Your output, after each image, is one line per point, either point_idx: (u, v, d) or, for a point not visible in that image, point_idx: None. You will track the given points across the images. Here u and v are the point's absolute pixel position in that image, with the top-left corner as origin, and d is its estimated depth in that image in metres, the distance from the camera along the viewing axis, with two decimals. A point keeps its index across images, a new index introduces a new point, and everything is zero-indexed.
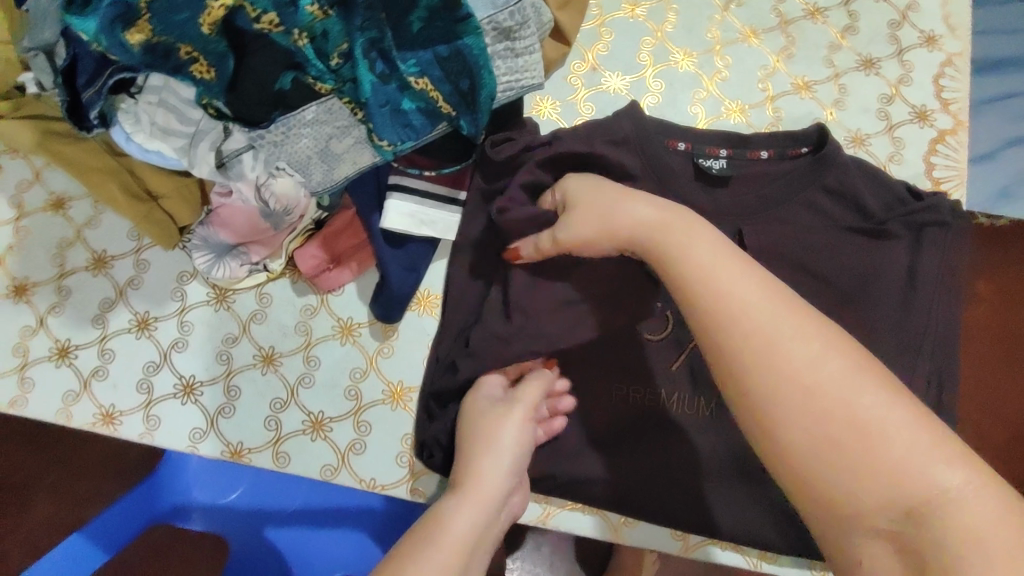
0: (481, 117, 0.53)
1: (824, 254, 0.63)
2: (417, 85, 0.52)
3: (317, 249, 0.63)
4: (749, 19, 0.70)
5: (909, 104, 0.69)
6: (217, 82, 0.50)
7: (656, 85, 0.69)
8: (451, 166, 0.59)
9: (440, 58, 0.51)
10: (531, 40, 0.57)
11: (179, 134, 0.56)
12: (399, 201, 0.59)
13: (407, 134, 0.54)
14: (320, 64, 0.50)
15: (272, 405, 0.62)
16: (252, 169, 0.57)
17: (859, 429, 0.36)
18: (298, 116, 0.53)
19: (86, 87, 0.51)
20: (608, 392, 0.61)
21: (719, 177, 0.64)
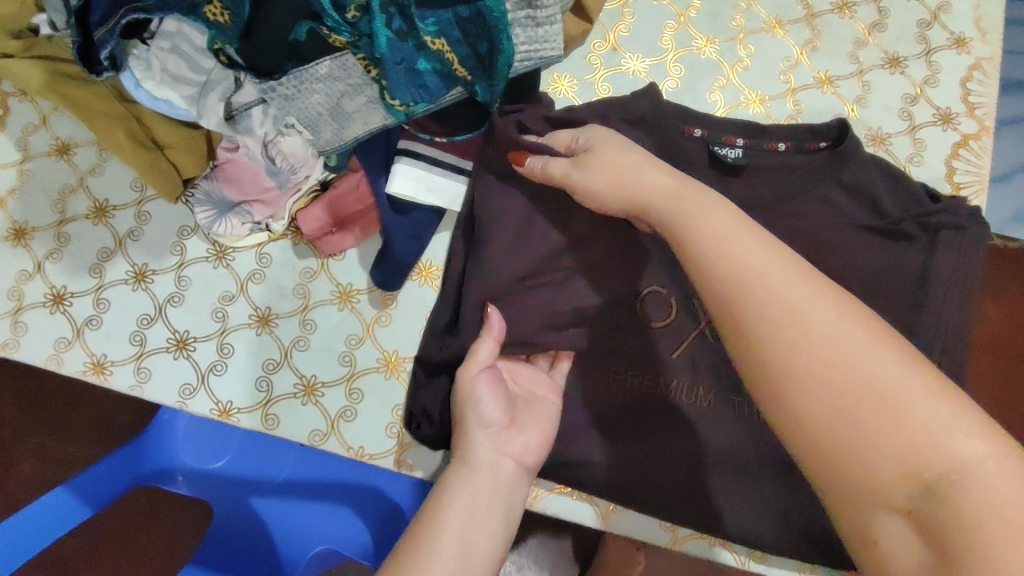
0: (497, 83, 0.53)
1: (834, 253, 0.63)
2: (434, 45, 0.51)
3: (321, 211, 0.61)
4: (775, 10, 0.69)
5: (933, 106, 0.67)
6: (232, 27, 0.49)
7: (676, 69, 0.68)
8: (463, 134, 0.58)
9: (460, 18, 0.50)
10: (553, 9, 0.55)
11: (189, 83, 0.56)
12: (409, 166, 0.58)
13: (421, 95, 0.53)
14: (336, 16, 0.49)
15: (265, 365, 0.61)
16: (261, 124, 0.57)
17: (881, 397, 0.36)
18: (311, 69, 0.53)
19: (98, 26, 0.50)
20: (606, 374, 0.60)
21: (734, 166, 0.64)
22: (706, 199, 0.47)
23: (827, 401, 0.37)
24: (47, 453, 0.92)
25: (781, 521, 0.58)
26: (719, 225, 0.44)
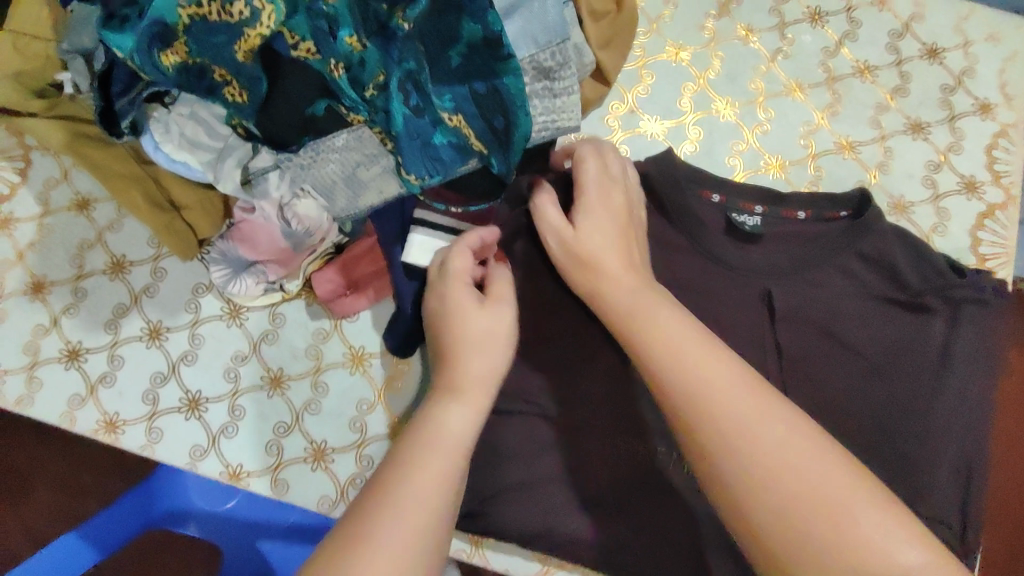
0: (513, 156, 0.52)
1: (851, 323, 0.61)
2: (451, 120, 0.51)
3: (335, 274, 0.62)
4: (795, 73, 0.68)
5: (957, 174, 0.66)
6: (249, 106, 0.49)
7: (694, 132, 0.67)
8: (477, 203, 0.57)
9: (475, 94, 0.51)
10: (571, 81, 0.55)
11: (206, 148, 0.55)
12: (428, 237, 0.57)
13: (437, 168, 0.52)
14: (354, 94, 0.49)
15: (277, 429, 0.61)
16: (277, 188, 0.57)
17: (825, 497, 0.36)
18: (328, 141, 0.53)
19: (119, 96, 0.51)
20: (615, 446, 0.59)
21: (751, 234, 0.63)
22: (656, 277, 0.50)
23: (783, 511, 0.36)
24: (60, 486, 0.92)
25: None
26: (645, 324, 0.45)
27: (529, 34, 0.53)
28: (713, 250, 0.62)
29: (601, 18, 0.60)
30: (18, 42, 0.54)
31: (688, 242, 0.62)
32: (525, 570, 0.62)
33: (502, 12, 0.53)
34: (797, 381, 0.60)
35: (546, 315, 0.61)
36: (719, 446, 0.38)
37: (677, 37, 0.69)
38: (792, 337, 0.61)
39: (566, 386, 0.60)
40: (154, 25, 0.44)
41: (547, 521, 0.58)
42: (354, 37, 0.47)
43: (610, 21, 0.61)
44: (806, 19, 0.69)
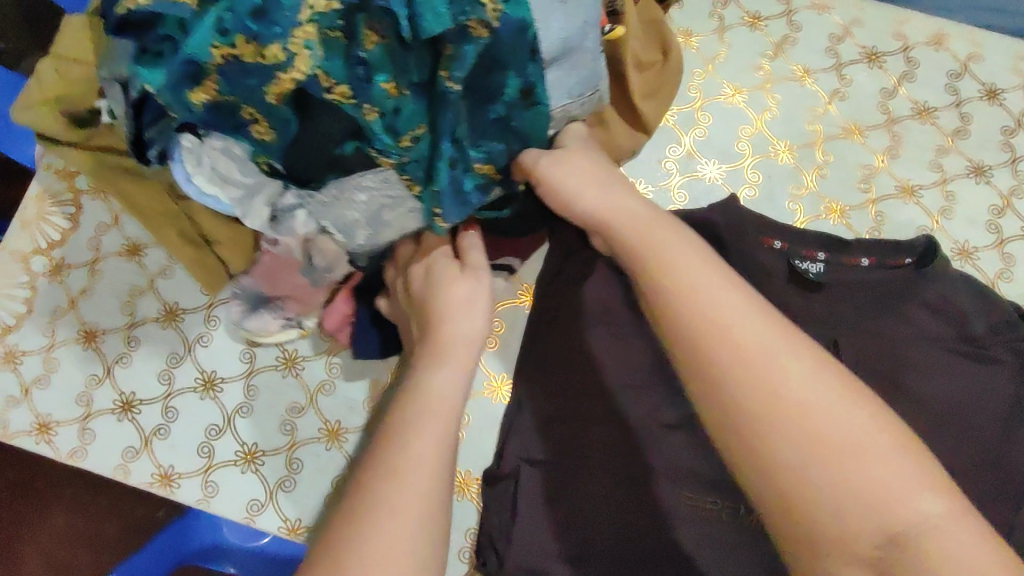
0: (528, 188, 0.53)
1: (921, 374, 0.59)
2: (482, 170, 0.48)
3: (344, 306, 0.60)
4: (852, 114, 0.68)
5: (1020, 218, 0.65)
6: (276, 143, 0.44)
7: (753, 176, 0.66)
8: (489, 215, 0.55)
9: (510, 150, 0.48)
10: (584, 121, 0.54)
11: (236, 183, 0.49)
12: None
13: (462, 214, 0.50)
14: (388, 140, 0.43)
15: (335, 483, 0.60)
16: (302, 225, 0.52)
17: (841, 449, 0.34)
18: (356, 182, 0.47)
19: (150, 126, 0.47)
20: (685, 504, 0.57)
21: (815, 283, 0.61)
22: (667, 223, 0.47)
23: (798, 436, 0.35)
24: (85, 507, 0.91)
25: None
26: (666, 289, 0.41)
27: (564, 86, 0.48)
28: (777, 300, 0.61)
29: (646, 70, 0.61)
30: (61, 67, 0.53)
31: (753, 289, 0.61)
32: None
33: (545, 57, 0.44)
34: None
35: (610, 363, 0.60)
36: (728, 389, 0.36)
37: (733, 79, 0.68)
38: None
39: (629, 439, 0.58)
40: (186, 64, 0.39)
41: None
42: (391, 84, 0.40)
43: (655, 73, 0.61)
44: (863, 59, 0.69)
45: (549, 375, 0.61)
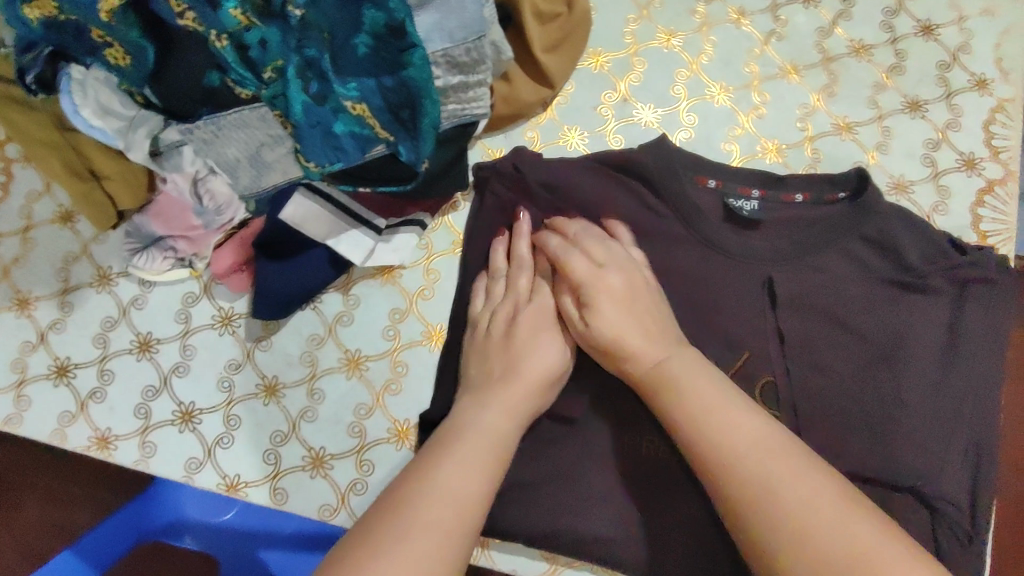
0: (423, 145, 0.51)
1: (858, 306, 0.59)
2: (355, 110, 0.49)
3: (234, 250, 0.60)
4: (789, 54, 0.67)
5: (956, 151, 0.65)
6: (133, 70, 0.47)
7: (689, 119, 0.66)
8: (385, 185, 0.55)
9: (383, 88, 0.49)
10: (486, 76, 0.54)
11: (118, 115, 0.52)
12: (360, 236, 0.60)
13: (337, 157, 0.50)
14: (243, 70, 0.46)
15: (273, 438, 0.59)
16: (191, 162, 0.56)
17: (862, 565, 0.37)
18: (226, 116, 0.52)
19: (24, 53, 0.49)
20: (620, 441, 0.58)
21: (750, 220, 0.61)
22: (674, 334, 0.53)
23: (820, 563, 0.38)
24: (51, 500, 0.90)
25: None
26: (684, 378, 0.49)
27: (444, 28, 0.51)
28: (711, 237, 0.61)
29: (549, 21, 0.61)
30: None
31: (684, 229, 0.61)
32: None
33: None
34: (802, 368, 0.59)
35: None
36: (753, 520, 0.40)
37: (668, 23, 0.68)
38: (796, 324, 0.59)
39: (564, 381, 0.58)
40: None
41: (555, 519, 0.57)
42: (239, 11, 0.43)
43: (560, 25, 0.62)
44: None
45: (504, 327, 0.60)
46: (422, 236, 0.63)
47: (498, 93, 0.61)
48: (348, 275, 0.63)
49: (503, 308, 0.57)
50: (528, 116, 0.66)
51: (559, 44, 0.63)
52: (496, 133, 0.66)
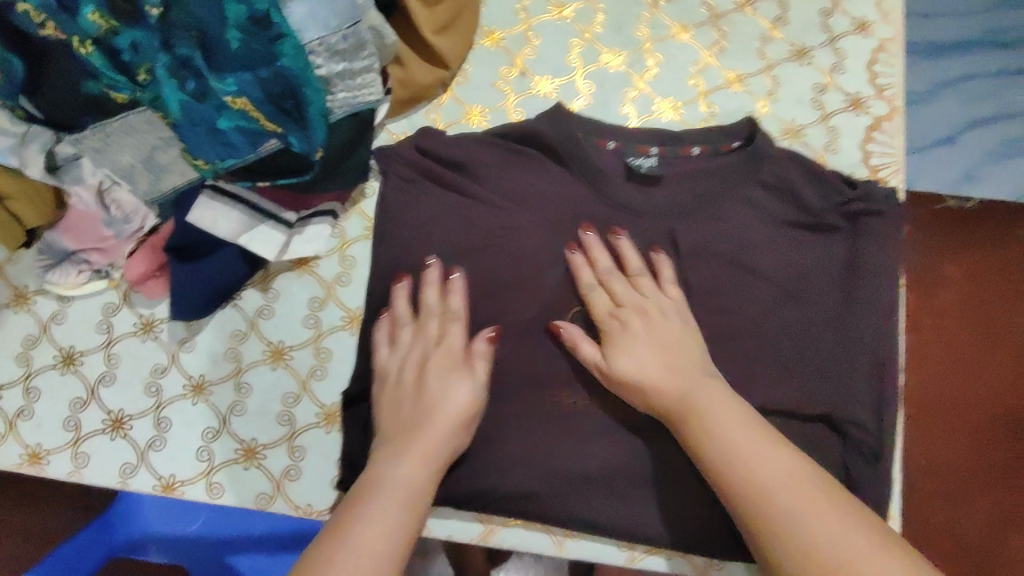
0: (312, 133, 0.53)
1: (758, 249, 0.62)
2: (237, 104, 0.50)
3: (145, 258, 0.61)
4: (678, 15, 0.69)
5: (842, 93, 0.68)
6: (8, 84, 0.49)
7: (586, 86, 0.68)
8: (283, 178, 0.57)
9: (261, 79, 0.50)
10: (370, 60, 0.55)
11: (8, 133, 0.53)
12: (269, 231, 0.60)
13: (227, 152, 0.52)
14: (116, 75, 0.49)
15: (204, 435, 0.60)
16: (93, 173, 0.57)
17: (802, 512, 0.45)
18: (114, 121, 0.52)
19: None
20: (540, 400, 0.60)
21: (649, 176, 0.64)
22: (692, 348, 0.57)
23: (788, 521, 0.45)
24: (22, 527, 0.90)
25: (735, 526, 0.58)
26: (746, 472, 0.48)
27: (318, 16, 0.52)
28: (615, 200, 0.63)
29: (436, 3, 0.62)
30: None
31: (588, 189, 0.63)
32: (468, 533, 0.63)
33: None
34: (709, 314, 0.61)
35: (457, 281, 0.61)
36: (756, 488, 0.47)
37: None
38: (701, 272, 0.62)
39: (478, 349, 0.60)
40: None
41: (483, 481, 0.59)
42: (96, 16, 0.47)
43: (447, 6, 0.63)
44: None
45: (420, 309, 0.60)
46: (335, 225, 0.64)
47: (393, 77, 0.62)
48: (266, 270, 0.63)
49: (412, 356, 0.58)
50: (428, 99, 0.67)
51: (449, 25, 0.64)
52: (398, 118, 0.67)
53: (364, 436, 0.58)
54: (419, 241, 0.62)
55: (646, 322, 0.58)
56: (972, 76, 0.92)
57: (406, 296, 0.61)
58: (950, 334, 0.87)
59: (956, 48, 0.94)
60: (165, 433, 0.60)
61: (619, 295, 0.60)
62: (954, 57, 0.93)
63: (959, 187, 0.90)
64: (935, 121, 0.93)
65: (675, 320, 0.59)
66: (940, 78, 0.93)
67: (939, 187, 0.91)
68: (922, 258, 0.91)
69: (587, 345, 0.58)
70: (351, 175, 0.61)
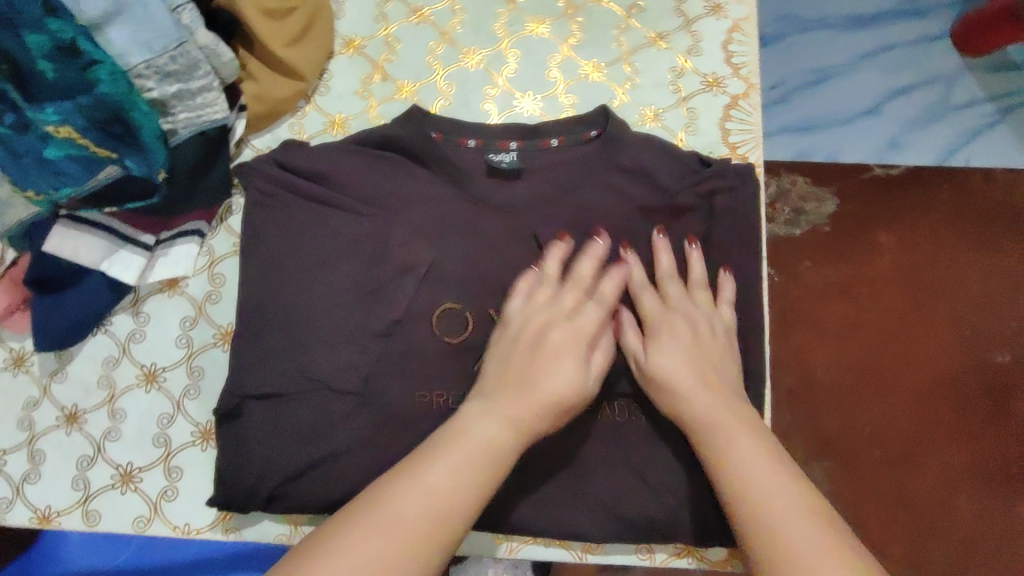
0: (151, 155, 0.54)
1: (620, 235, 0.62)
2: (60, 133, 0.50)
3: (4, 292, 0.61)
4: (534, 10, 0.70)
5: (700, 74, 0.69)
6: None
7: (447, 87, 0.68)
8: (133, 202, 0.57)
9: (83, 107, 0.50)
10: (206, 79, 0.55)
11: None
12: (129, 255, 0.61)
13: (62, 181, 0.52)
14: None
15: (79, 464, 0.60)
16: None
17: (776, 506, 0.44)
18: None
19: None
20: (411, 399, 0.59)
21: (511, 170, 0.63)
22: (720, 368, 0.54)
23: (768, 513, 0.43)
24: None
25: (611, 517, 0.57)
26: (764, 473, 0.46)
27: (140, 40, 0.51)
28: (479, 194, 0.62)
29: (283, 16, 0.62)
30: None
31: (450, 188, 0.62)
32: None
33: (95, 15, 0.49)
34: None
35: (320, 288, 0.60)
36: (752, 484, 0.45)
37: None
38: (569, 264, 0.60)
39: (346, 355, 0.59)
40: None
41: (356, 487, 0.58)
42: None
43: (296, 18, 0.63)
44: None
45: (285, 321, 0.60)
46: (203, 244, 0.64)
47: (249, 93, 0.63)
48: (136, 294, 0.64)
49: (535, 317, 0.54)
50: (291, 112, 0.67)
51: (299, 36, 0.64)
52: (262, 133, 0.67)
53: (238, 449, 0.58)
54: (281, 251, 0.61)
55: (693, 333, 0.55)
56: (892, 46, 0.98)
57: (271, 307, 0.60)
58: (884, 300, 0.94)
59: (877, 19, 1.00)
60: (40, 465, 0.60)
61: (670, 297, 0.58)
62: (876, 28, 0.99)
63: (888, 155, 0.97)
64: (862, 91, 0.98)
65: (722, 336, 0.57)
66: (864, 50, 0.99)
67: (870, 158, 0.97)
68: (854, 230, 0.96)
69: (630, 334, 0.57)
70: (211, 190, 0.62)
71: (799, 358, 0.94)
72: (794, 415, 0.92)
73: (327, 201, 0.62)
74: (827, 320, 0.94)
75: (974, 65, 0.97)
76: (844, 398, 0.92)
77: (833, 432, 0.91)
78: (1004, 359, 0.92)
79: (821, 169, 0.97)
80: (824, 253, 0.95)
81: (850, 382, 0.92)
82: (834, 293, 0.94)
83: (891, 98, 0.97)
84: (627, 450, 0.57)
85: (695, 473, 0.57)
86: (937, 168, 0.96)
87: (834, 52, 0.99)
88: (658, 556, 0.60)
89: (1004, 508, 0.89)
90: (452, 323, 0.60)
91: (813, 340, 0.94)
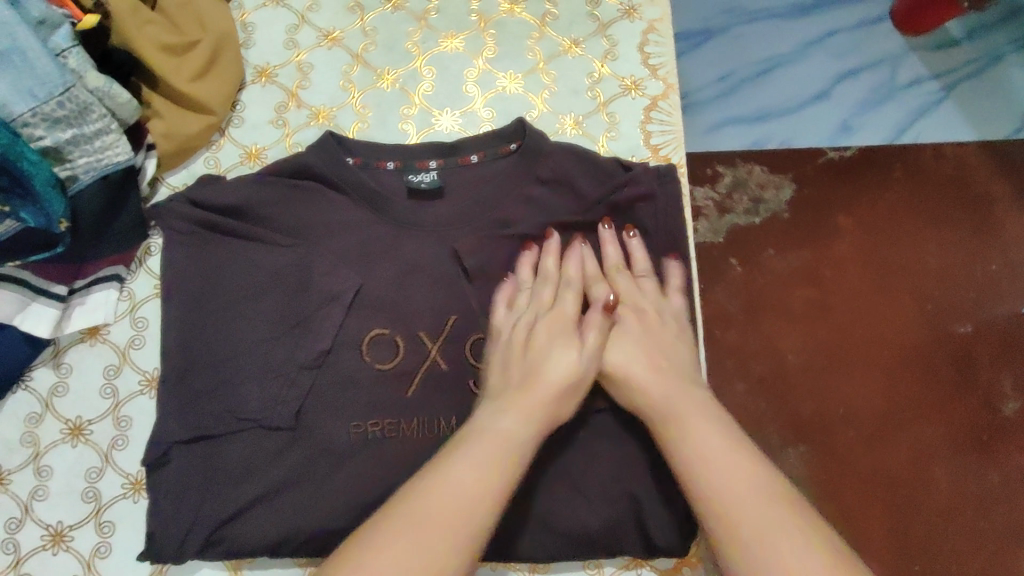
0: (48, 205, 0.53)
1: (548, 250, 0.60)
2: None
3: None
4: (447, 26, 0.70)
5: (617, 78, 0.68)
6: None
7: (363, 110, 0.68)
8: (36, 254, 0.56)
9: None
10: (101, 121, 0.56)
11: None
12: (42, 308, 0.59)
13: None
14: None
15: (8, 526, 0.59)
16: None
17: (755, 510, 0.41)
18: None
19: None
20: (342, 431, 0.56)
21: (431, 189, 0.63)
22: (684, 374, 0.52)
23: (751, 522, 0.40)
24: None
25: (555, 536, 0.55)
26: (741, 478, 0.43)
27: (21, 88, 0.51)
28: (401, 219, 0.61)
29: (187, 52, 0.64)
30: None
31: (370, 212, 0.61)
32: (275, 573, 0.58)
33: None
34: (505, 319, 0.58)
35: (242, 323, 0.59)
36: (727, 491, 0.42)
37: (327, 24, 0.69)
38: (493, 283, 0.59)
39: (272, 391, 0.57)
40: None
41: (289, 527, 0.55)
42: None
43: (199, 52, 0.64)
44: None
45: (208, 362, 0.58)
46: (123, 288, 0.63)
47: (155, 131, 0.63)
48: (56, 346, 0.62)
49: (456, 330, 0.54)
50: (205, 146, 0.66)
51: (203, 72, 0.64)
52: (177, 170, 0.66)
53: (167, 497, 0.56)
54: (203, 289, 0.60)
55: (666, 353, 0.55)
56: (836, 31, 1.00)
57: (193, 348, 0.59)
58: (846, 281, 0.94)
59: (818, 5, 1.01)
60: None
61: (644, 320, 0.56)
62: (818, 14, 1.00)
63: (839, 138, 0.97)
64: (810, 78, 0.99)
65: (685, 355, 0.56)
66: (810, 35, 1.00)
67: (824, 141, 0.97)
68: (815, 213, 0.96)
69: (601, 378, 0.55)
70: (122, 237, 0.61)
71: (774, 346, 0.92)
72: (772, 403, 0.90)
73: (250, 235, 0.61)
74: (794, 306, 0.93)
75: (914, 44, 0.99)
76: (816, 382, 0.91)
77: (810, 418, 0.90)
78: (965, 330, 0.93)
79: (779, 157, 0.97)
80: (786, 238, 0.95)
81: (822, 367, 0.91)
82: (800, 278, 0.94)
83: (837, 84, 0.98)
84: (564, 465, 0.56)
85: (635, 484, 0.55)
86: (888, 147, 0.97)
87: (779, 39, 1.00)
88: (608, 568, 0.59)
89: (978, 481, 0.89)
90: (382, 350, 0.58)
91: (783, 327, 0.93)
